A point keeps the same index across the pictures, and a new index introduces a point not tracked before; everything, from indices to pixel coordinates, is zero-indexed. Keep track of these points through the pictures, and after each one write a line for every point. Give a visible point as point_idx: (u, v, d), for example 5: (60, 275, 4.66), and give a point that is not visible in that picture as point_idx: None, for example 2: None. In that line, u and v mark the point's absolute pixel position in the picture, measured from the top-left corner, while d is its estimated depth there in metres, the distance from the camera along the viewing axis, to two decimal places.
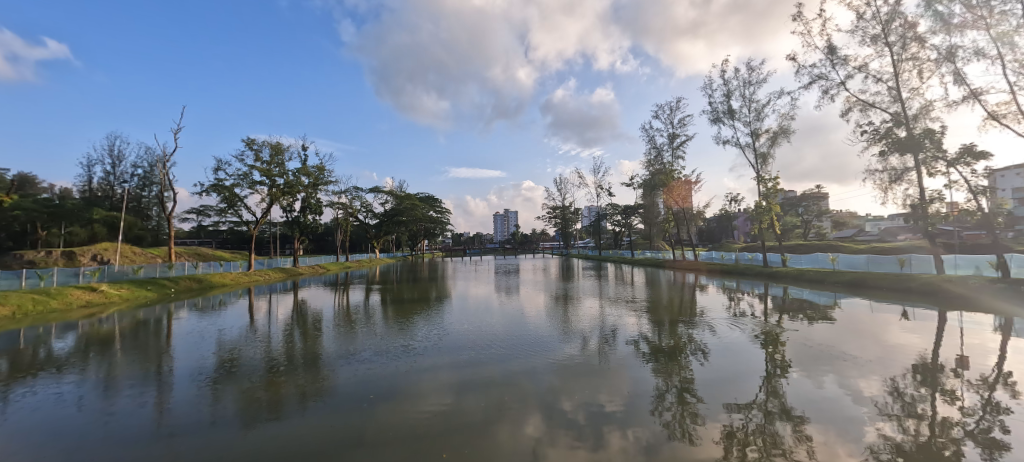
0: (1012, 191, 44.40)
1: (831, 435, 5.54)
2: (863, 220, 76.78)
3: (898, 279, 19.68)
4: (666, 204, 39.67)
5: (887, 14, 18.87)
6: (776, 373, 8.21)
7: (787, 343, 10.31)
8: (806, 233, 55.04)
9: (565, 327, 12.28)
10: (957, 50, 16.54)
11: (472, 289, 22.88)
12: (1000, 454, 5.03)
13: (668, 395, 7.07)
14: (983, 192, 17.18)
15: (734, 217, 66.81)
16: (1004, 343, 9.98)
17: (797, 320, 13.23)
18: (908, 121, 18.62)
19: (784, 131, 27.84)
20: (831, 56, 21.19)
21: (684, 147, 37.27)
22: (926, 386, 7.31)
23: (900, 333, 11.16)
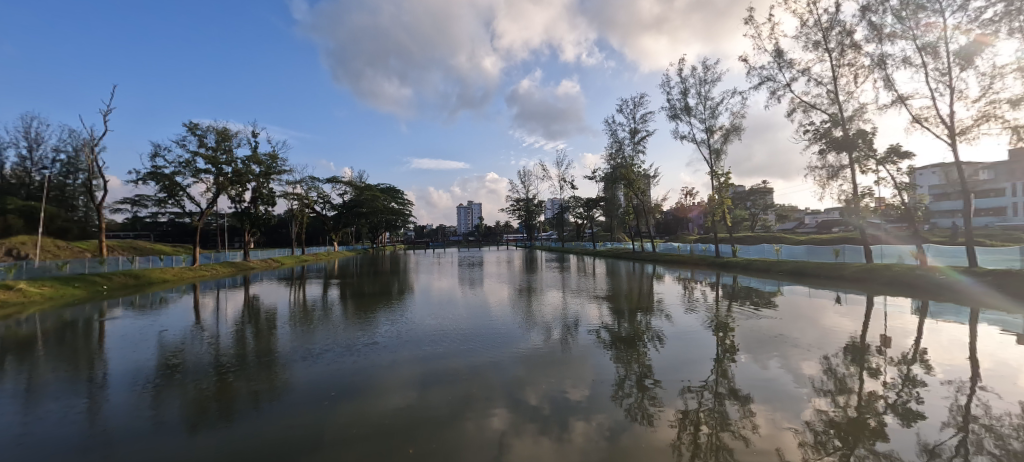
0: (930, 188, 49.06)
1: (775, 412, 5.98)
2: (804, 214, 82.35)
3: (833, 267, 21.44)
4: (627, 197, 40.76)
5: (828, 21, 20.24)
6: (726, 357, 8.74)
7: (735, 329, 11.02)
8: (754, 225, 58.47)
9: (530, 318, 12.48)
10: (887, 58, 18.06)
11: (436, 281, 22.61)
12: (915, 423, 5.64)
13: (628, 381, 7.35)
14: (906, 188, 18.97)
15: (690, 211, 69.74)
16: (920, 324, 11.09)
17: (745, 307, 14.13)
18: (844, 123, 20.17)
19: (735, 128, 29.31)
20: (779, 59, 22.48)
21: (644, 141, 38.34)
22: (855, 364, 8.05)
23: (834, 316, 12.22)
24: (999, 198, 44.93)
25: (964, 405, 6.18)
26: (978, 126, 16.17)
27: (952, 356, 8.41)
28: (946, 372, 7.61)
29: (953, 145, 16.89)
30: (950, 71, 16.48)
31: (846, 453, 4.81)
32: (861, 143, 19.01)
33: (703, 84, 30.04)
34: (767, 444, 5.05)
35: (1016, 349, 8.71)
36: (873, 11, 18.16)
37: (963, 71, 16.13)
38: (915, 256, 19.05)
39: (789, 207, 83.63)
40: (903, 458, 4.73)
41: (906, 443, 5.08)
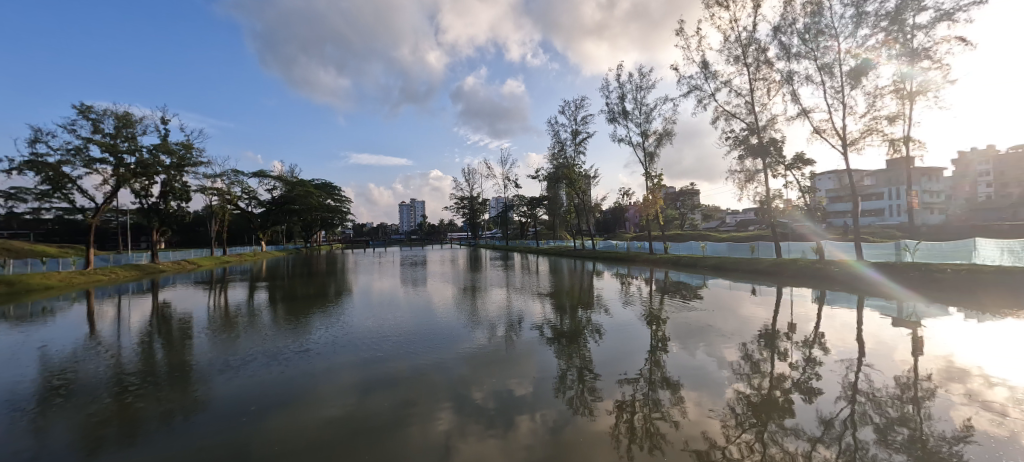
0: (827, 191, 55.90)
1: (701, 395, 6.49)
2: (725, 213, 90.15)
3: (749, 262, 23.74)
4: (569, 196, 41.96)
5: (746, 38, 22.28)
6: (659, 347, 9.33)
7: (667, 321, 11.81)
8: (683, 224, 62.94)
9: (474, 317, 12.42)
10: (794, 75, 20.29)
11: (376, 282, 21.71)
12: (815, 398, 6.41)
13: (570, 374, 7.58)
14: (807, 191, 21.48)
15: (626, 210, 73.37)
16: (819, 311, 12.63)
17: (676, 299, 15.19)
18: (759, 131, 22.34)
19: (667, 133, 31.29)
20: (705, 70, 24.37)
21: (584, 143, 39.64)
22: (767, 349, 8.98)
23: (751, 306, 13.54)
24: (879, 200, 52.42)
25: (853, 380, 7.14)
26: (864, 138, 18.71)
27: (843, 337, 9.68)
28: (838, 352, 8.74)
29: (845, 154, 19.39)
30: (843, 90, 18.90)
31: (762, 430, 5.33)
32: (772, 150, 21.19)
33: (639, 89, 31.69)
34: (695, 426, 5.46)
35: (891, 329, 10.23)
36: (783, 32, 20.29)
37: (852, 90, 18.60)
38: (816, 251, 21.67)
39: (713, 206, 91.17)
40: (806, 430, 5.35)
41: (809, 417, 5.74)
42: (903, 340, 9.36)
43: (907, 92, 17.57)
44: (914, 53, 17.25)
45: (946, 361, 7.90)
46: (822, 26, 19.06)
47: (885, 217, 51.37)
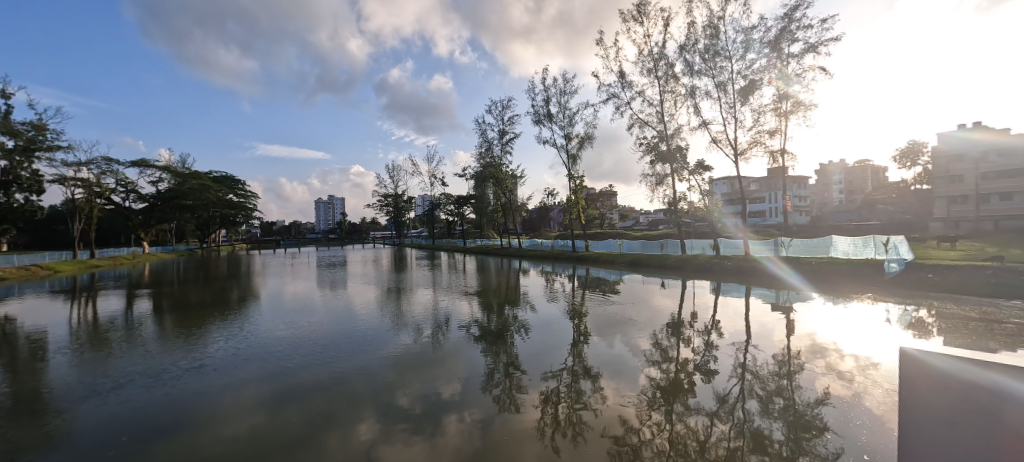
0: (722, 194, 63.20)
1: (618, 383, 6.95)
2: (639, 214, 97.61)
3: (658, 258, 26.00)
4: (496, 195, 42.31)
5: (657, 53, 24.34)
6: (581, 340, 9.82)
7: (588, 315, 12.49)
8: (602, 223, 66.88)
9: (398, 319, 11.96)
10: (696, 90, 22.64)
11: (288, 285, 19.91)
12: (713, 378, 7.21)
13: (497, 372, 7.63)
14: (707, 194, 24.12)
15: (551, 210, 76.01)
16: (716, 300, 14.29)
17: (596, 295, 16.11)
18: (668, 139, 24.54)
19: (588, 137, 33.01)
20: (622, 80, 26.13)
21: (511, 143, 40.22)
22: (673, 336, 9.92)
23: (661, 298, 14.86)
24: (762, 203, 60.57)
25: (742, 360, 8.18)
26: (751, 149, 21.50)
27: (735, 323, 11.06)
28: (731, 335, 9.95)
29: (736, 162, 22.10)
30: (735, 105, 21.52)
31: (670, 410, 5.86)
32: (678, 157, 23.43)
33: (563, 93, 32.99)
34: (614, 412, 5.84)
35: (771, 314, 11.92)
36: (688, 50, 22.53)
37: (742, 106, 21.25)
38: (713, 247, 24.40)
39: (628, 207, 98.18)
40: (706, 407, 6.00)
41: (708, 395, 6.45)
42: (780, 322, 10.95)
43: (784, 110, 20.56)
44: (788, 78, 20.22)
45: (811, 339, 9.41)
46: (718, 48, 21.51)
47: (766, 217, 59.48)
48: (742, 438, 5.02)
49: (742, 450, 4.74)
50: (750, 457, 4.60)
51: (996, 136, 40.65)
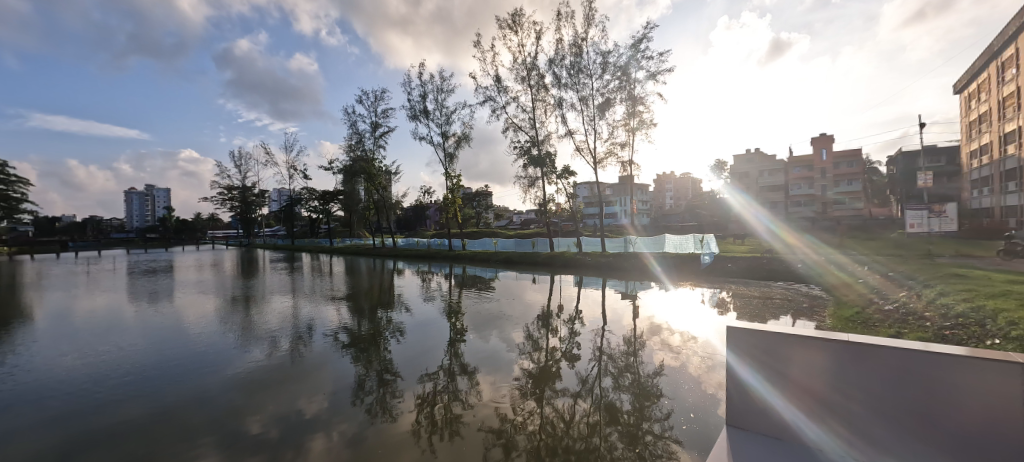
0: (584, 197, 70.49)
1: (493, 377, 7.20)
2: (513, 213, 102.60)
3: (529, 255, 27.77)
4: (367, 191, 39.66)
5: (530, 63, 25.86)
6: (458, 338, 9.87)
7: (465, 312, 12.63)
8: (478, 222, 68.14)
9: (247, 332, 10.29)
10: (563, 101, 24.78)
11: (83, 299, 15.41)
12: (576, 362, 8.03)
13: (369, 380, 7.18)
14: (571, 197, 26.67)
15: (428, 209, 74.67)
16: (579, 292, 15.94)
17: (472, 292, 16.40)
18: (538, 144, 26.27)
19: (465, 137, 33.31)
20: (498, 84, 27.05)
21: (385, 137, 38.07)
22: (543, 327, 10.72)
23: (533, 293, 15.91)
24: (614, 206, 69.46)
25: (600, 343, 9.28)
26: (607, 158, 24.47)
27: (593, 311, 12.51)
28: (591, 323, 11.19)
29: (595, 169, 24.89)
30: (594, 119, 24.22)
31: (541, 396, 6.31)
32: (547, 162, 25.32)
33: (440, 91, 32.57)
34: (488, 404, 6.03)
35: (622, 301, 13.81)
36: (556, 64, 24.48)
37: (600, 119, 24.03)
38: (576, 244, 27.08)
39: (502, 207, 102.02)
40: (570, 389, 6.64)
41: (572, 378, 7.15)
42: (628, 309, 12.73)
43: (631, 127, 23.92)
44: (635, 99, 23.59)
45: (651, 321, 11.17)
46: (581, 66, 23.91)
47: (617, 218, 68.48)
48: (600, 413, 5.69)
49: (599, 423, 5.36)
50: (605, 428, 5.22)
51: (768, 160, 54.15)
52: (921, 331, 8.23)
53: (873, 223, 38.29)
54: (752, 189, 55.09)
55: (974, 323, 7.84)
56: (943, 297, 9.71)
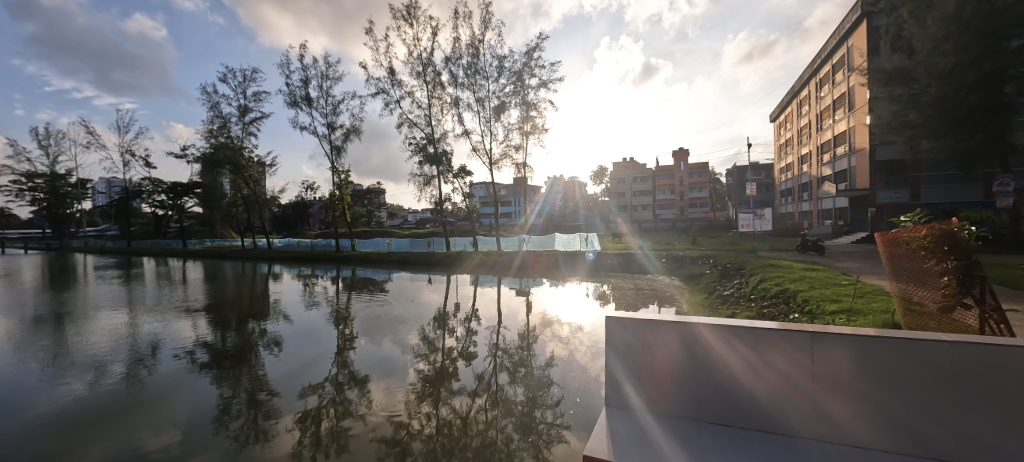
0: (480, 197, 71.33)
1: (386, 383, 6.85)
2: (407, 212, 98.94)
3: (424, 255, 27.13)
4: (234, 184, 34.45)
5: (426, 59, 25.22)
6: (347, 346, 9.17)
7: (354, 318, 11.78)
8: (371, 221, 63.02)
9: (59, 359, 8.10)
10: (460, 100, 24.73)
11: None
12: (472, 361, 8.09)
13: (236, 403, 6.22)
14: (468, 197, 26.82)
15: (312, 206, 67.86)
16: (475, 291, 16.11)
17: (363, 296, 15.38)
18: (435, 142, 25.77)
19: (355, 129, 31.07)
20: (392, 77, 25.83)
21: (257, 124, 33.46)
22: (439, 328, 10.57)
23: (429, 293, 15.58)
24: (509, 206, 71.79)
25: (495, 340, 9.51)
26: (502, 159, 25.13)
27: (490, 309, 12.76)
28: (487, 320, 11.41)
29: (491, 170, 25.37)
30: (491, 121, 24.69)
31: (437, 398, 6.20)
32: (444, 160, 25.00)
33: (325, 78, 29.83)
34: (381, 411, 5.73)
35: (517, 298, 14.36)
36: (453, 63, 24.32)
37: (496, 121, 24.60)
38: (472, 244, 27.29)
39: (396, 205, 97.82)
40: (466, 388, 6.66)
41: (469, 376, 7.19)
42: (523, 305, 13.30)
43: (525, 131, 24.99)
44: (529, 105, 24.70)
45: (544, 315, 11.86)
46: (478, 67, 24.16)
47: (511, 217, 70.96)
48: (496, 407, 5.83)
49: (495, 417, 5.49)
50: (501, 421, 5.36)
51: (639, 168, 61.58)
52: (747, 310, 10.31)
53: (716, 224, 46.30)
54: (627, 194, 62.08)
55: (781, 302, 10.10)
56: (764, 282, 12.22)
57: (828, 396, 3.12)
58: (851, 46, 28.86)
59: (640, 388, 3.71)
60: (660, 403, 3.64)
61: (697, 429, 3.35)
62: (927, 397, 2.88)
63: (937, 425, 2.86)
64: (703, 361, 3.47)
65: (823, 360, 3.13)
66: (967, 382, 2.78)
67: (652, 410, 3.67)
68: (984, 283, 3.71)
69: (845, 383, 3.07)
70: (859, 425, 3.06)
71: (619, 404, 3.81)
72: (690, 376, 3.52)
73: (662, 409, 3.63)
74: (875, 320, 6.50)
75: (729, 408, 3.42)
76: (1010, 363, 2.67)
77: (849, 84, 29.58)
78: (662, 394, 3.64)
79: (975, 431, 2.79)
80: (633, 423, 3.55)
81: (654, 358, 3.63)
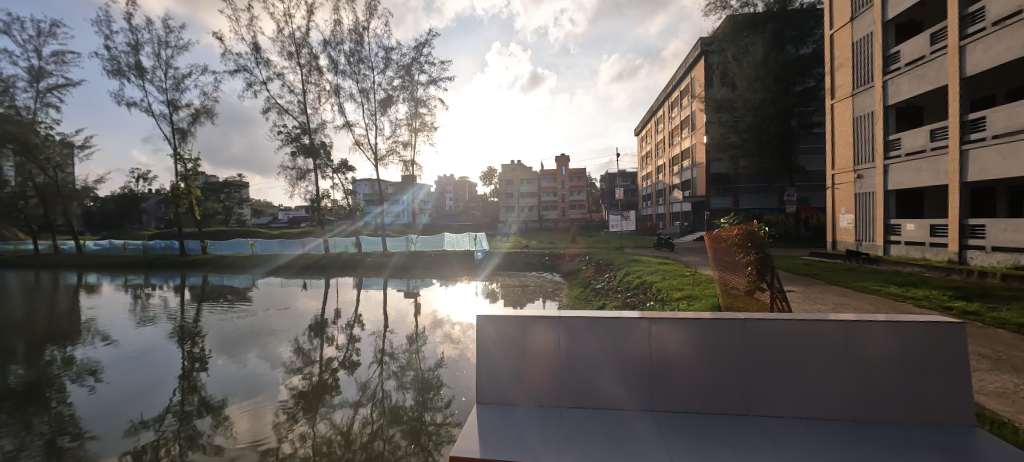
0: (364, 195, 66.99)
1: (249, 405, 5.92)
2: (275, 209, 87.80)
3: (297, 258, 24.41)
4: (21, 170, 26.37)
5: (300, 39, 22.72)
6: (195, 367, 7.70)
7: (206, 333, 10.00)
8: (228, 220, 53.09)
9: None
10: (341, 89, 22.87)
11: None
12: (355, 370, 7.52)
13: (24, 455, 4.71)
14: (350, 194, 24.98)
15: (146, 201, 55.68)
16: (358, 294, 15.08)
17: (218, 307, 13.18)
18: (310, 132, 23.33)
19: (206, 111, 26.44)
20: (257, 54, 22.67)
21: (61, 93, 26.17)
22: (316, 338, 9.60)
23: (304, 300, 14.09)
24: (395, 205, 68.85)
25: (381, 345, 9.03)
26: (389, 155, 23.98)
27: (375, 313, 12.08)
28: (372, 325, 10.75)
29: (376, 166, 24.00)
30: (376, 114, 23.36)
31: (314, 414, 5.57)
32: (321, 153, 22.81)
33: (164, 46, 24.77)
34: (243, 436, 4.93)
35: (405, 300, 13.85)
36: (333, 47, 22.39)
37: (381, 115, 23.37)
38: (355, 244, 25.44)
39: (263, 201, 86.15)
40: (349, 399, 6.14)
41: (351, 387, 6.66)
42: (411, 307, 12.86)
43: (414, 127, 24.25)
44: (418, 101, 24.02)
45: (433, 316, 11.64)
46: (362, 56, 22.64)
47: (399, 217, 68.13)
48: (382, 417, 5.49)
49: (381, 427, 5.16)
50: (388, 431, 5.06)
51: (525, 171, 64.73)
52: (615, 301, 11.68)
53: (591, 224, 51.17)
54: (514, 195, 64.71)
55: (641, 292, 11.68)
56: (628, 276, 13.92)
57: (688, 375, 3.15)
58: (693, 77, 34.64)
59: (514, 380, 3.37)
60: (533, 393, 3.35)
61: (569, 418, 3.11)
62: (769, 368, 3.08)
63: (773, 393, 3.09)
64: (581, 347, 3.26)
65: (679, 340, 3.16)
66: (795, 352, 3.06)
67: (524, 403, 3.35)
68: (773, 269, 4.63)
69: (704, 360, 3.15)
70: (715, 398, 3.14)
71: (490, 399, 3.40)
72: (564, 365, 3.30)
73: (534, 401, 3.34)
74: (706, 304, 7.97)
75: (601, 395, 3.26)
76: (830, 333, 3.00)
77: (692, 108, 35.42)
78: (539, 386, 3.34)
79: (800, 396, 3.06)
80: (504, 417, 3.16)
81: (533, 347, 3.32)
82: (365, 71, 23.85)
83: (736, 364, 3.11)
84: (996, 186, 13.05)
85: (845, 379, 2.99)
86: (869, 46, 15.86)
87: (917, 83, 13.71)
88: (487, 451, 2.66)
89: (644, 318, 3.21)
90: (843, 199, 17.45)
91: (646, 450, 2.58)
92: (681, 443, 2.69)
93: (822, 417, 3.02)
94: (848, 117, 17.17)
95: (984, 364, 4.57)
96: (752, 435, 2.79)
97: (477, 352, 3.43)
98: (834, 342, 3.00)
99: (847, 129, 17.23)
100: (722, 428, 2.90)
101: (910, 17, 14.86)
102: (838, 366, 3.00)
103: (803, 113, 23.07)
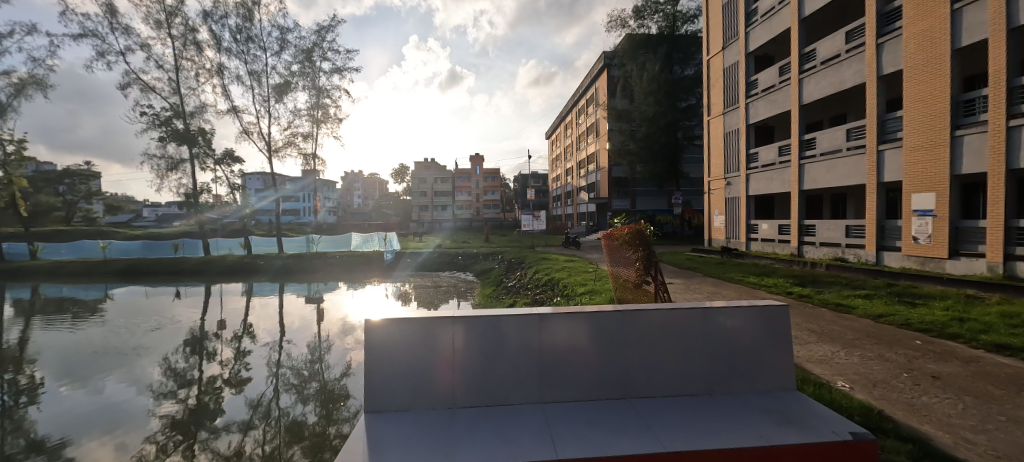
0: (256, 190, 59.80)
1: (104, 440, 4.91)
2: (137, 205, 73.83)
3: (169, 262, 20.94)
4: None
5: (171, 7, 19.55)
6: (23, 402, 6.15)
7: (40, 358, 8.07)
8: (72, 216, 43.24)
9: None
10: (225, 68, 20.19)
11: None
12: (243, 388, 6.68)
13: None
14: (237, 188, 22.22)
15: None
16: (248, 302, 13.45)
17: (56, 323, 10.76)
18: (185, 115, 20.20)
19: (37, 82, 21.42)
20: (112, 18, 18.97)
21: None
22: (194, 355, 8.35)
23: (181, 310, 12.19)
24: (295, 203, 62.79)
25: (277, 357, 8.20)
26: (286, 147, 21.85)
27: (270, 322, 10.90)
28: (266, 336, 9.67)
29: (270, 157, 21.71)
30: (270, 99, 21.14)
31: (191, 443, 4.83)
32: (200, 140, 19.90)
33: None
34: None
35: (305, 306, 12.72)
36: (216, 21, 19.71)
37: (277, 102, 21.21)
38: (244, 246, 22.58)
39: (122, 196, 72.07)
40: (237, 421, 5.45)
41: (239, 407, 5.91)
42: (314, 313, 11.85)
43: (316, 118, 22.40)
44: (320, 90, 22.24)
45: (342, 321, 10.92)
46: (252, 34, 20.31)
47: (299, 214, 62.28)
48: (279, 436, 4.97)
49: (277, 448, 4.67)
50: (287, 450, 4.61)
51: (439, 169, 63.66)
52: (525, 299, 12.05)
53: (505, 224, 52.15)
54: (427, 193, 63.23)
55: (549, 289, 12.21)
56: (538, 273, 14.45)
57: (578, 364, 3.37)
58: (597, 87, 37.30)
59: (409, 384, 3.26)
60: (429, 395, 3.27)
61: (463, 417, 3.09)
62: (644, 354, 3.41)
63: (648, 375, 3.41)
64: (481, 342, 3.28)
65: (567, 333, 3.37)
66: (665, 337, 3.44)
67: (418, 407, 3.25)
68: (656, 264, 5.12)
69: (591, 350, 3.39)
70: (600, 384, 3.39)
71: (381, 408, 3.22)
72: (459, 364, 3.28)
73: (429, 403, 3.25)
74: (605, 297, 8.66)
75: (499, 391, 3.31)
76: (692, 319, 3.45)
77: (597, 116, 38.02)
78: (435, 385, 3.27)
79: (669, 377, 3.44)
80: (395, 423, 3.02)
81: (435, 347, 3.26)
82: (256, 50, 21.41)
83: (618, 352, 3.40)
84: (823, 193, 16.18)
85: (702, 356, 3.46)
86: (736, 73, 18.56)
87: (770, 107, 16.39)
88: (376, 458, 2.51)
89: (537, 313, 3.36)
90: (717, 202, 20.18)
91: (538, 439, 2.68)
92: (567, 428, 2.83)
93: (684, 394, 3.42)
94: (721, 132, 19.88)
95: (813, 338, 5.61)
96: (627, 415, 3.06)
97: (369, 358, 3.23)
98: (696, 326, 3.45)
99: (720, 143, 19.93)
100: (604, 412, 3.12)
101: (765, 51, 17.74)
102: (698, 347, 3.45)
103: (686, 126, 26.15)
